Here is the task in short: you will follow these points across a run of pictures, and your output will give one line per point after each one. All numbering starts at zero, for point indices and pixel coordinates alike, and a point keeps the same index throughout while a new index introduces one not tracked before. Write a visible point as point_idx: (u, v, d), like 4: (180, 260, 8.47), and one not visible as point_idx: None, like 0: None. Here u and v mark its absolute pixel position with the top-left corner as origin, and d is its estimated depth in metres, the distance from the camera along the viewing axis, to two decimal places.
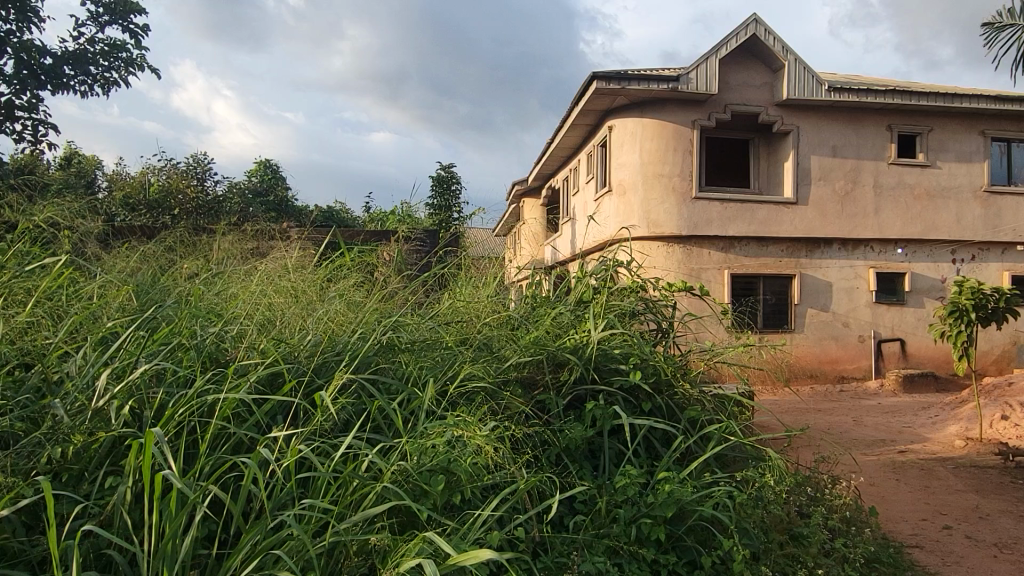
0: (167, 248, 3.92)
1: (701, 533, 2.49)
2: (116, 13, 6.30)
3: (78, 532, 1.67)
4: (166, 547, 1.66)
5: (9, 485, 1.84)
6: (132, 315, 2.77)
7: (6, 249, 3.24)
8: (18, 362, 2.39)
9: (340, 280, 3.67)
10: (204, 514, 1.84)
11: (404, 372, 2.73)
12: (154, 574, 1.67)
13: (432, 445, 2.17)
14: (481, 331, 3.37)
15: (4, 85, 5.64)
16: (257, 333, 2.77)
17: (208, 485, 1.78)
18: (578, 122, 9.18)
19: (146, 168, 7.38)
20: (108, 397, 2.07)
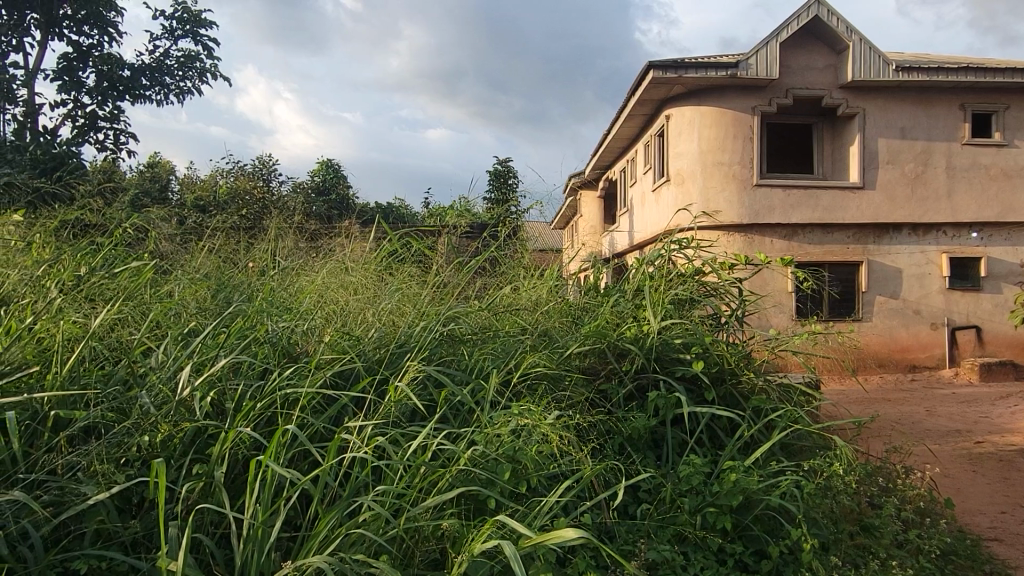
0: (239, 248, 4.10)
1: (768, 523, 2.47)
2: (187, 24, 6.57)
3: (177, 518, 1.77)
4: (255, 532, 1.75)
5: (103, 471, 1.95)
6: (209, 312, 2.92)
7: (93, 252, 3.44)
8: (107, 357, 2.53)
9: (400, 273, 3.77)
10: (286, 498, 1.93)
11: (468, 363, 2.81)
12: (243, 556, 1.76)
13: (498, 434, 2.22)
14: (540, 321, 3.40)
15: (86, 97, 5.96)
16: (325, 326, 2.88)
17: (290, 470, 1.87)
18: (634, 112, 9.10)
19: (216, 172, 7.69)
20: (192, 389, 2.19)
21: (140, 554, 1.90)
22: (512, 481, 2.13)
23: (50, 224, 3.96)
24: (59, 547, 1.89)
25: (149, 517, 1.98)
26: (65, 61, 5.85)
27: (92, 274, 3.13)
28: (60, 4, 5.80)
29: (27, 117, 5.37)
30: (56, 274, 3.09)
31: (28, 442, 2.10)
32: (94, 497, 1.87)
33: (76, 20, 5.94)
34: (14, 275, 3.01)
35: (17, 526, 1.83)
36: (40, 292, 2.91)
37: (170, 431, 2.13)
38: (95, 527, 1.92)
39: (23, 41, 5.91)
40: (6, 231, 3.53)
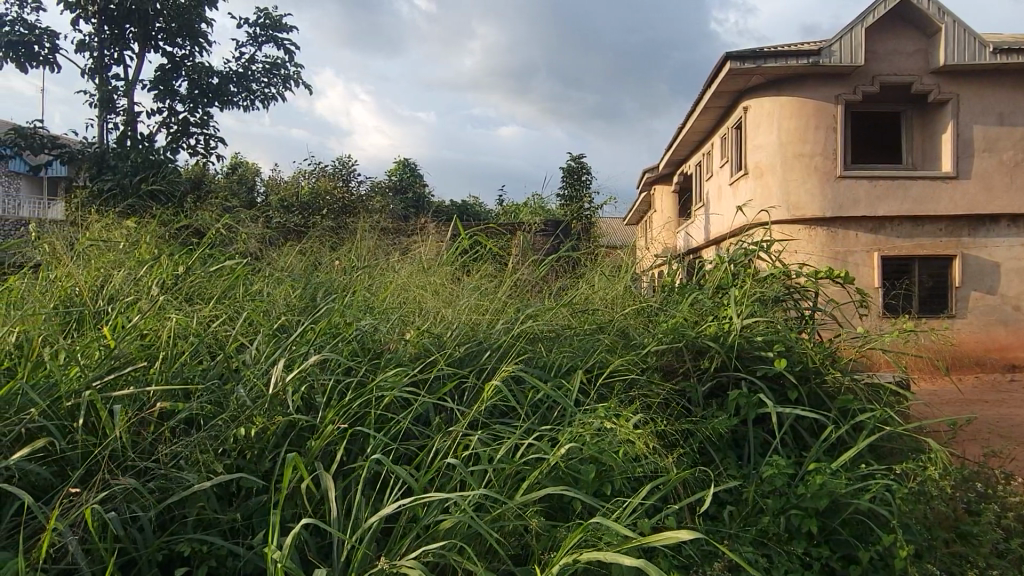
0: (323, 247, 4.26)
1: (857, 527, 2.40)
2: (270, 31, 6.82)
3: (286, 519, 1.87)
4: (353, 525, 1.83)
5: (206, 460, 2.07)
6: (297, 309, 3.05)
7: (190, 254, 3.65)
8: (205, 352, 2.68)
9: (476, 271, 3.83)
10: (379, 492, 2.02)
11: (547, 360, 2.84)
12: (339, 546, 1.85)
13: (581, 434, 2.26)
14: (617, 318, 3.40)
15: (180, 104, 6.27)
16: (406, 324, 2.97)
17: (383, 467, 1.95)
18: (710, 104, 8.93)
19: (298, 174, 7.97)
20: (285, 386, 2.30)
21: (239, 540, 2.01)
22: (598, 482, 2.16)
23: (152, 228, 4.20)
24: (165, 531, 2.01)
25: (246, 504, 2.09)
26: (161, 72, 6.18)
27: (189, 275, 3.32)
28: (155, 16, 6.12)
29: (127, 126, 5.70)
30: (158, 275, 3.28)
31: (137, 431, 2.25)
32: (197, 485, 1.99)
33: (169, 32, 6.26)
34: (121, 276, 3.22)
35: (128, 510, 1.96)
36: (144, 292, 3.10)
37: (266, 424, 2.25)
38: (196, 514, 2.03)
39: (123, 54, 6.27)
40: (113, 236, 3.78)
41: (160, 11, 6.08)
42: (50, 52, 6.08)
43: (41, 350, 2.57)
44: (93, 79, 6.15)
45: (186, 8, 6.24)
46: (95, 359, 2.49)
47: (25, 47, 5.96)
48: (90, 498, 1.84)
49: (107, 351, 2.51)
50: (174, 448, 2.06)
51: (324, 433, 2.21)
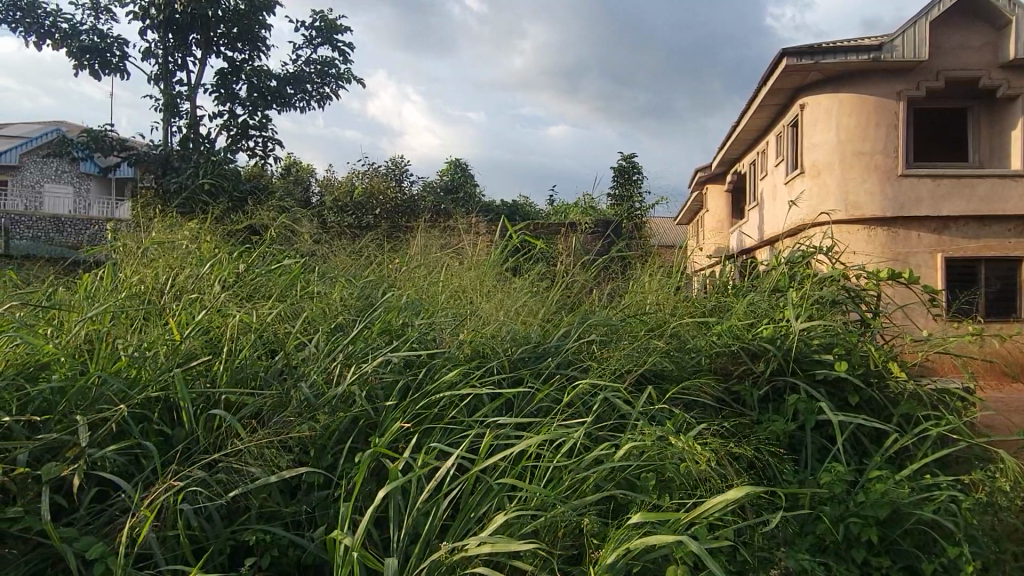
0: (377, 246, 4.34)
1: (919, 537, 2.34)
2: (324, 33, 6.96)
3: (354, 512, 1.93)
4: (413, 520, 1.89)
5: (273, 455, 2.15)
6: (353, 309, 3.12)
7: (250, 255, 3.77)
8: (267, 349, 2.77)
9: (527, 273, 3.86)
10: (439, 492, 2.07)
11: (599, 363, 2.85)
12: (400, 540, 1.90)
13: (641, 440, 2.28)
14: (670, 318, 3.37)
15: (240, 107, 6.45)
16: (460, 326, 3.02)
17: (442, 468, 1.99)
18: (766, 102, 8.77)
19: (352, 174, 8.13)
20: (347, 385, 2.37)
21: (302, 531, 2.08)
22: (655, 487, 2.17)
23: (214, 228, 4.34)
24: (231, 521, 2.08)
25: (308, 497, 2.16)
26: (222, 76, 6.37)
27: (250, 275, 3.43)
28: (217, 21, 6.30)
29: (190, 129, 5.89)
30: (221, 273, 3.40)
31: (204, 424, 2.34)
32: (262, 477, 2.07)
33: (230, 37, 6.44)
34: (186, 274, 3.35)
35: (197, 500, 2.04)
36: (208, 290, 3.22)
37: (328, 420, 2.32)
38: (260, 505, 2.10)
39: (187, 58, 6.48)
40: (180, 234, 3.92)
41: (221, 15, 6.25)
42: (120, 59, 6.32)
43: (114, 344, 2.68)
44: (159, 84, 6.37)
45: (245, 12, 6.41)
46: (165, 354, 2.59)
47: (98, 55, 6.22)
48: (170, 489, 1.93)
49: (175, 346, 2.62)
50: (242, 440, 2.14)
51: (385, 433, 2.27)
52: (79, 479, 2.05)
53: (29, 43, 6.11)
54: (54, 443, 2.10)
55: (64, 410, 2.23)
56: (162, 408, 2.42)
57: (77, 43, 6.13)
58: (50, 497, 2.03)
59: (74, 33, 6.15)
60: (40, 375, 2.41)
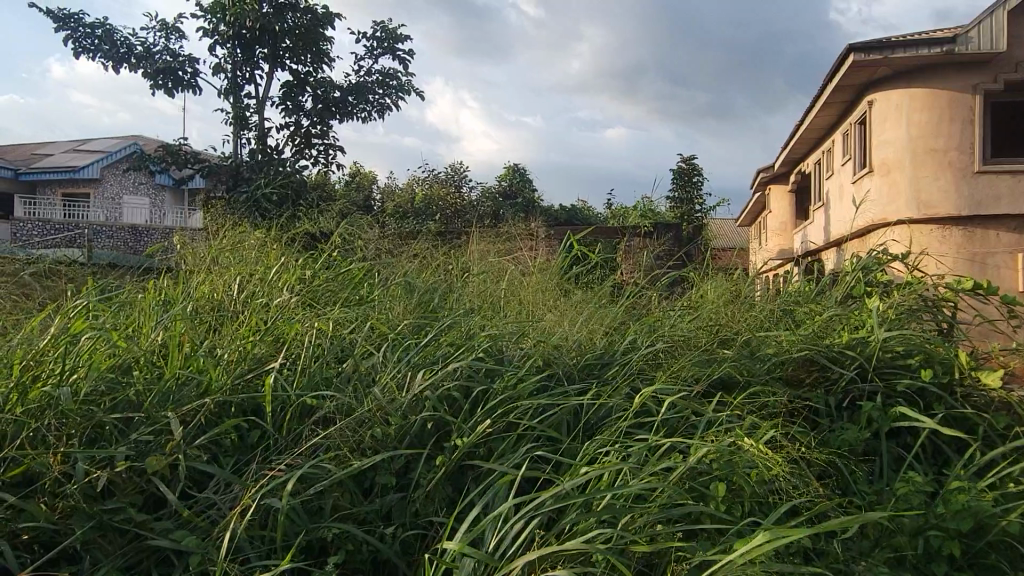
0: (437, 252, 4.41)
1: (1006, 552, 2.24)
2: (386, 43, 7.09)
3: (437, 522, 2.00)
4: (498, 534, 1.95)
5: (347, 460, 2.22)
6: (418, 318, 3.18)
7: (317, 263, 3.88)
8: (337, 356, 2.85)
9: (587, 285, 3.86)
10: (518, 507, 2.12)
11: (664, 372, 2.85)
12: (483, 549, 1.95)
13: (710, 449, 2.26)
14: (735, 323, 3.32)
15: (305, 119, 6.63)
16: (523, 334, 3.07)
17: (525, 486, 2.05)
18: (831, 99, 8.55)
19: (412, 181, 8.28)
20: (421, 392, 2.43)
21: (374, 532, 2.13)
22: (725, 495, 2.16)
23: (283, 236, 4.48)
24: (308, 519, 2.15)
25: (381, 500, 2.21)
26: (288, 89, 6.55)
27: (317, 282, 3.54)
28: (283, 36, 6.50)
29: (259, 141, 6.09)
30: (291, 280, 3.51)
31: (281, 426, 2.43)
32: (337, 478, 2.13)
33: (296, 50, 6.64)
34: (257, 282, 3.47)
35: (275, 500, 2.12)
36: (277, 297, 3.33)
37: (400, 424, 2.40)
38: (335, 506, 2.16)
39: (255, 73, 6.70)
40: (250, 241, 4.05)
41: (286, 30, 6.44)
42: (192, 76, 6.58)
43: (192, 348, 2.79)
44: (228, 98, 6.60)
45: (310, 26, 6.59)
46: (241, 360, 2.69)
47: (171, 74, 6.49)
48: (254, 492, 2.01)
49: (251, 353, 2.72)
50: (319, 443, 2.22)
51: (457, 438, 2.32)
52: (167, 476, 2.15)
53: (107, 66, 6.42)
54: (142, 443, 2.21)
55: (151, 410, 2.33)
56: (240, 410, 2.52)
57: (152, 63, 6.42)
58: (140, 493, 2.13)
59: (149, 55, 6.43)
60: (125, 377, 2.52)
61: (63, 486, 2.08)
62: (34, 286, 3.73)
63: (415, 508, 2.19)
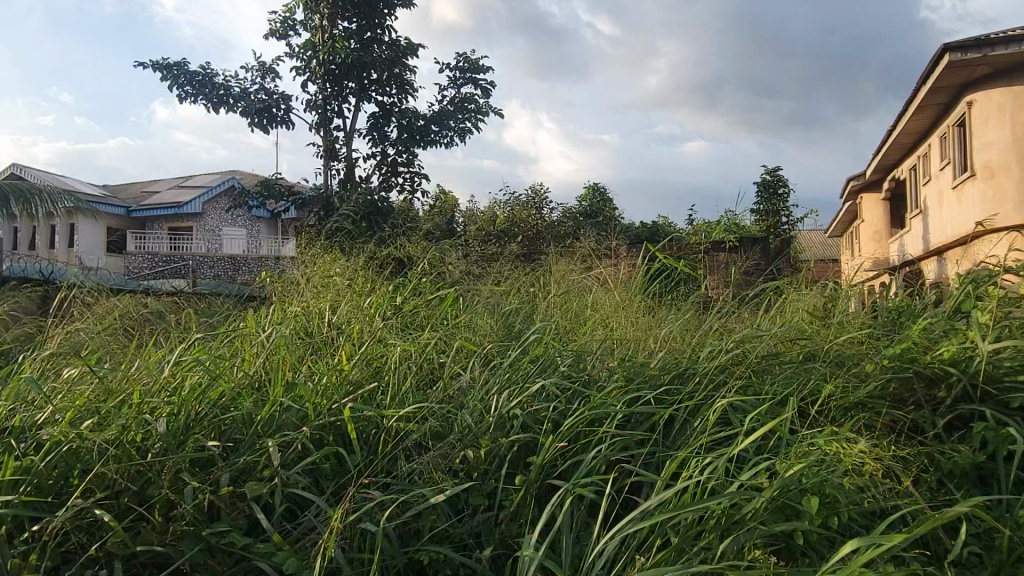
0: (521, 272, 4.46)
1: None
2: (468, 73, 7.26)
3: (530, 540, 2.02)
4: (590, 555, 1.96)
5: (438, 479, 2.27)
6: (505, 340, 3.22)
7: (406, 288, 4.00)
8: (428, 379, 2.93)
9: (674, 306, 3.85)
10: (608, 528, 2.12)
11: (757, 390, 2.78)
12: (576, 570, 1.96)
13: (801, 464, 2.19)
14: (828, 338, 3.21)
15: (390, 148, 6.86)
16: (609, 354, 3.07)
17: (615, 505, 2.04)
18: (926, 102, 8.17)
19: (494, 205, 8.42)
20: (510, 415, 2.48)
21: (470, 553, 2.16)
22: (827, 521, 2.07)
23: (371, 262, 4.63)
24: (404, 541, 2.19)
25: (473, 520, 2.25)
26: (374, 119, 6.80)
27: (407, 307, 3.66)
28: (369, 70, 6.77)
29: (347, 172, 6.33)
30: (382, 306, 3.62)
31: (376, 449, 2.50)
32: (431, 499, 2.18)
33: (381, 83, 6.89)
34: (350, 306, 3.60)
35: (371, 520, 2.17)
36: (370, 321, 3.45)
37: (490, 446, 2.44)
38: (430, 526, 2.20)
39: (343, 106, 6.99)
40: (340, 267, 4.21)
41: (373, 63, 6.71)
42: (285, 112, 6.92)
43: (292, 374, 2.91)
44: (319, 132, 6.91)
45: (394, 59, 6.85)
46: (338, 382, 2.80)
47: (265, 111, 6.85)
48: (350, 510, 2.09)
49: (344, 376, 2.82)
50: (412, 463, 2.31)
51: (545, 459, 2.34)
52: (270, 499, 2.23)
53: (208, 107, 6.82)
54: (252, 465, 2.33)
55: (254, 435, 2.43)
56: (335, 434, 2.60)
57: (249, 103, 6.80)
58: (247, 513, 2.22)
59: (246, 95, 6.82)
60: (232, 403, 2.65)
61: (174, 508, 2.18)
62: (147, 316, 3.99)
63: (505, 531, 2.20)
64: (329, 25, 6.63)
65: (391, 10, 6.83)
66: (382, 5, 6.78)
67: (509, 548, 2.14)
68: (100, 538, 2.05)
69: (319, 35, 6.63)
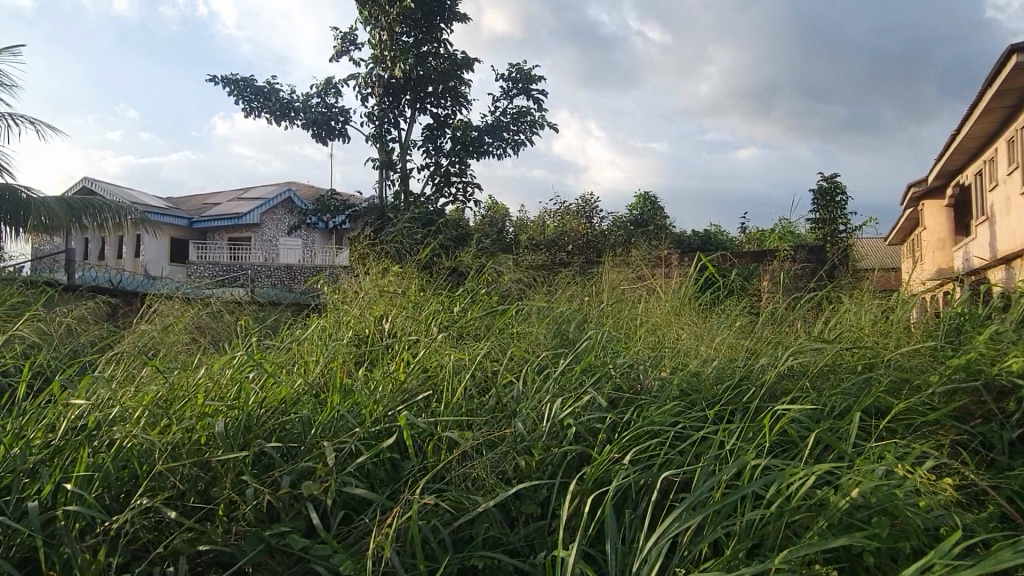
0: (574, 282, 4.47)
1: None
2: (522, 84, 7.31)
3: (583, 550, 2.01)
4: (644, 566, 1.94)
5: (491, 486, 2.29)
6: (558, 349, 3.23)
7: (460, 297, 4.05)
8: (482, 387, 2.96)
9: (729, 315, 3.80)
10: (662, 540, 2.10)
11: (815, 401, 2.72)
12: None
13: (864, 478, 2.14)
14: (891, 349, 3.13)
15: (443, 158, 6.95)
16: (663, 364, 3.04)
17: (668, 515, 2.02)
18: (993, 105, 7.88)
19: (544, 214, 8.44)
20: (563, 423, 2.49)
21: (523, 560, 2.16)
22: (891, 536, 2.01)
23: (426, 272, 4.70)
24: (458, 547, 2.21)
25: (526, 528, 2.25)
26: (428, 131, 6.91)
27: (461, 316, 3.71)
28: (425, 83, 6.89)
29: (402, 183, 6.44)
30: (435, 317, 3.66)
31: (429, 455, 2.53)
32: (484, 506, 2.20)
33: (436, 95, 7.01)
34: (405, 315, 3.66)
35: (426, 525, 2.20)
36: (424, 330, 3.50)
37: (542, 455, 2.44)
38: (484, 534, 2.22)
39: (399, 118, 7.12)
40: (395, 276, 4.28)
41: (428, 76, 6.83)
42: (343, 125, 7.08)
43: (348, 381, 2.97)
44: (375, 144, 7.05)
45: (449, 71, 6.95)
46: (394, 390, 2.85)
47: (324, 124, 7.02)
48: (406, 515, 2.12)
49: (400, 384, 2.87)
50: (466, 469, 2.33)
51: (598, 468, 2.33)
52: (327, 503, 2.28)
53: (270, 119, 7.03)
54: (311, 469, 2.39)
55: (312, 439, 2.48)
56: (391, 440, 2.64)
57: (309, 116, 6.97)
58: (306, 516, 2.27)
59: (306, 108, 7.00)
60: (290, 408, 2.72)
61: (237, 509, 2.25)
62: (210, 324, 4.13)
63: (558, 539, 2.20)
64: (388, 39, 6.77)
65: (446, 24, 6.96)
66: (438, 19, 6.92)
67: (562, 557, 2.14)
68: (167, 536, 2.13)
69: (378, 50, 6.79)
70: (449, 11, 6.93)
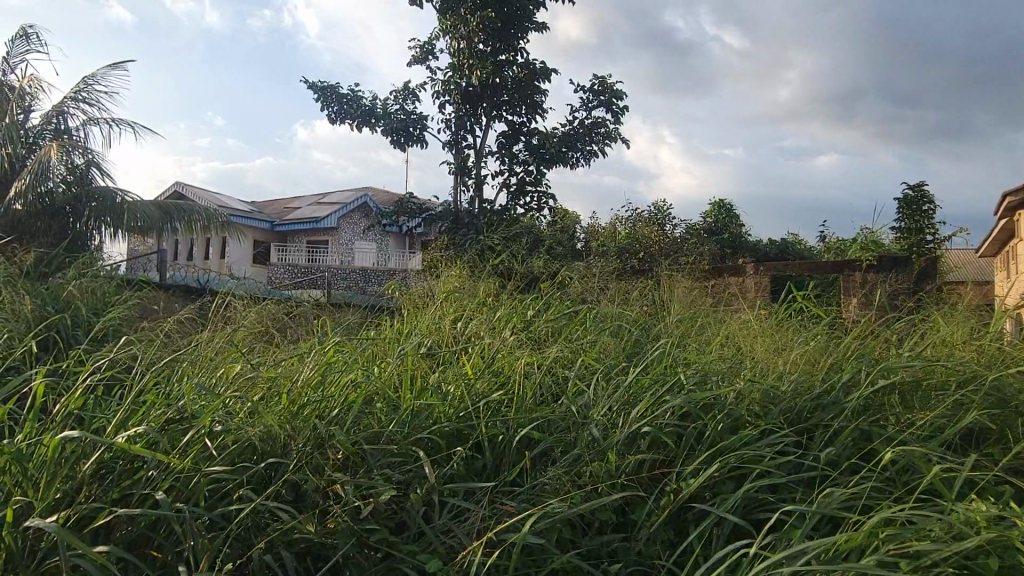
0: (648, 289, 4.43)
1: None
2: (601, 95, 7.30)
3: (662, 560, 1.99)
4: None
5: (567, 491, 2.29)
6: (632, 357, 3.22)
7: (534, 303, 4.08)
8: (555, 393, 2.98)
9: (809, 328, 3.70)
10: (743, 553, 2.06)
11: (903, 421, 2.62)
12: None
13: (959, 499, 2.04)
14: (985, 368, 2.99)
15: (518, 166, 7.01)
16: (740, 375, 2.99)
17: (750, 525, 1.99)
18: None
19: (616, 220, 8.39)
20: (638, 431, 2.48)
21: (600, 567, 2.16)
22: (1003, 573, 1.87)
23: (499, 277, 4.75)
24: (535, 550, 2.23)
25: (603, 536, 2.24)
26: (504, 138, 6.97)
27: (534, 321, 3.73)
28: (501, 91, 6.97)
29: (476, 189, 6.52)
30: (510, 322, 3.69)
31: (504, 459, 2.55)
32: (561, 511, 2.21)
33: (512, 103, 7.07)
34: (479, 319, 3.71)
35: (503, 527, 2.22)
36: (498, 334, 3.55)
37: (616, 462, 2.44)
38: (560, 539, 2.22)
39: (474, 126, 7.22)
40: (469, 281, 4.35)
41: (505, 85, 6.91)
42: (420, 131, 7.23)
43: (423, 383, 3.03)
44: (450, 151, 7.17)
45: (527, 80, 7.00)
46: (468, 394, 2.90)
47: (402, 130, 7.19)
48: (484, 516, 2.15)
49: (474, 387, 2.93)
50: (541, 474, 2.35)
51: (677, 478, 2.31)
52: (404, 501, 2.34)
53: (352, 125, 7.24)
54: (390, 466, 2.45)
55: (391, 439, 2.54)
56: (465, 442, 2.68)
57: (388, 122, 7.15)
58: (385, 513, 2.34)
59: (386, 115, 7.18)
60: (367, 407, 2.79)
61: (320, 502, 2.33)
62: (292, 324, 4.29)
63: (637, 549, 2.18)
64: (466, 48, 6.88)
65: (524, 33, 7.02)
66: (516, 29, 6.99)
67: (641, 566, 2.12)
68: (256, 525, 2.22)
69: (456, 58, 6.92)
70: (528, 21, 7.00)
